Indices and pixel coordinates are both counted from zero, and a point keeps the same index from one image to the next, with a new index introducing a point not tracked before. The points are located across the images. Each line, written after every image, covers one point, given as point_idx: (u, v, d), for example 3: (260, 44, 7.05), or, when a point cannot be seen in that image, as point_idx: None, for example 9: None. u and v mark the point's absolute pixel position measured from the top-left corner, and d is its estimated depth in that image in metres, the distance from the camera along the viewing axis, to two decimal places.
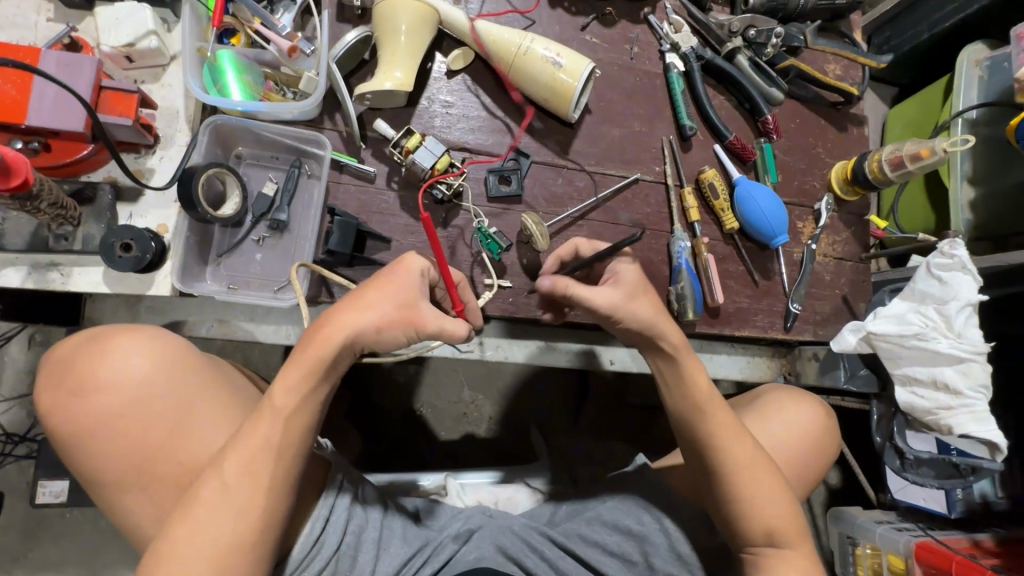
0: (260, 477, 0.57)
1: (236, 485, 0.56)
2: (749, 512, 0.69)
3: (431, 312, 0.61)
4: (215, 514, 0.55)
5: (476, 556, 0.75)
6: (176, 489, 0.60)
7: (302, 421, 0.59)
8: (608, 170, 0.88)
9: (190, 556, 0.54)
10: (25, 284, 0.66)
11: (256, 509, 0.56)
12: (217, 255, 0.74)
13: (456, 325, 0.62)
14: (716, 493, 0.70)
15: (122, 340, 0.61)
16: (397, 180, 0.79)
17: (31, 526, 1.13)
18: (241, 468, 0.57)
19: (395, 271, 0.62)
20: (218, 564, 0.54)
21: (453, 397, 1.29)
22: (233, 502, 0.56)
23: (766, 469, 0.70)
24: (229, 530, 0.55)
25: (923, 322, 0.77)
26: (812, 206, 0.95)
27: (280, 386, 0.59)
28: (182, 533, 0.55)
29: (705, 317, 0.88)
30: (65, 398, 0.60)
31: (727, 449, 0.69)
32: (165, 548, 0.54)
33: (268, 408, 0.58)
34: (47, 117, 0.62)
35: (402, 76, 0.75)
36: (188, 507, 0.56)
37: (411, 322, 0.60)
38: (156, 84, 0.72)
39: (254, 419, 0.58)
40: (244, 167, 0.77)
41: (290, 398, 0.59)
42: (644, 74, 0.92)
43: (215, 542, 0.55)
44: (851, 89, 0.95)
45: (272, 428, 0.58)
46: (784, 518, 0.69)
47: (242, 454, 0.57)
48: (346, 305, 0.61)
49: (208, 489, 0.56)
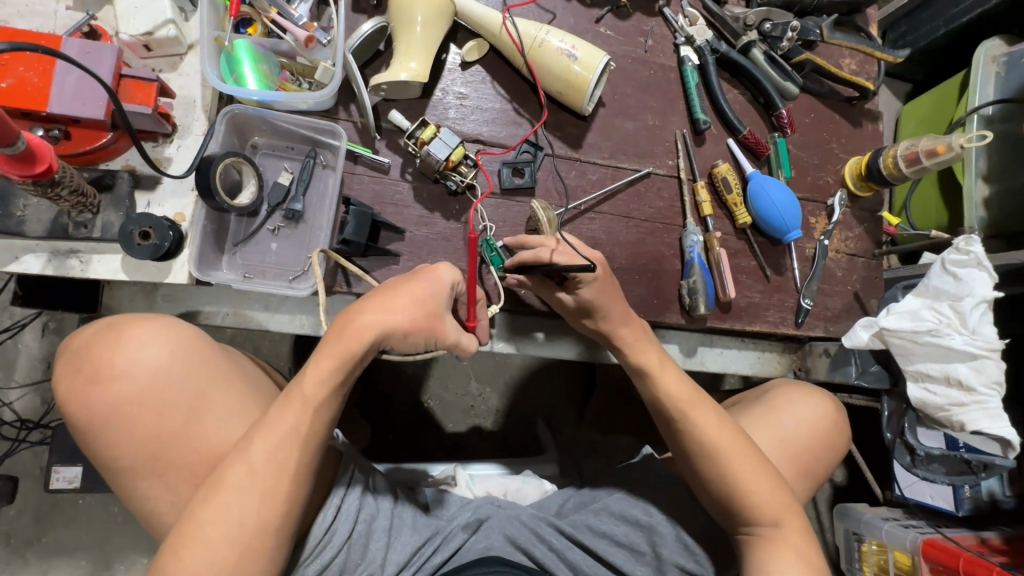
0: (284, 464, 0.58)
1: (260, 472, 0.57)
2: (740, 487, 0.69)
3: (451, 323, 0.63)
4: (240, 501, 0.56)
5: (484, 546, 0.77)
6: (194, 478, 0.60)
7: (328, 411, 0.60)
8: (621, 163, 0.88)
9: (213, 542, 0.55)
10: (44, 271, 0.66)
11: (279, 496, 0.57)
12: (232, 245, 0.75)
13: (466, 342, 0.66)
14: (712, 475, 0.71)
15: (138, 329, 0.61)
16: (411, 172, 0.79)
17: (44, 511, 1.15)
18: (266, 456, 0.57)
19: (424, 276, 0.63)
20: (242, 549, 0.55)
21: (461, 389, 1.30)
22: (257, 488, 0.56)
23: (752, 451, 0.71)
24: (253, 518, 0.56)
25: (937, 319, 0.76)
26: (824, 202, 0.95)
27: (310, 376, 0.60)
28: (209, 519, 0.55)
29: (716, 312, 0.88)
30: (80, 386, 0.59)
31: (720, 438, 0.71)
32: (190, 535, 0.55)
33: (297, 397, 0.59)
34: (68, 104, 0.62)
35: (418, 66, 0.75)
36: (212, 493, 0.56)
37: (437, 323, 0.62)
38: (174, 73, 0.73)
39: (281, 408, 0.59)
40: (260, 157, 0.77)
41: (319, 389, 0.59)
42: (659, 68, 0.92)
43: (238, 529, 0.55)
44: (866, 84, 0.94)
45: (299, 417, 0.59)
46: (775, 499, 0.69)
47: (268, 443, 0.58)
48: (378, 303, 0.61)
49: (232, 476, 0.56)
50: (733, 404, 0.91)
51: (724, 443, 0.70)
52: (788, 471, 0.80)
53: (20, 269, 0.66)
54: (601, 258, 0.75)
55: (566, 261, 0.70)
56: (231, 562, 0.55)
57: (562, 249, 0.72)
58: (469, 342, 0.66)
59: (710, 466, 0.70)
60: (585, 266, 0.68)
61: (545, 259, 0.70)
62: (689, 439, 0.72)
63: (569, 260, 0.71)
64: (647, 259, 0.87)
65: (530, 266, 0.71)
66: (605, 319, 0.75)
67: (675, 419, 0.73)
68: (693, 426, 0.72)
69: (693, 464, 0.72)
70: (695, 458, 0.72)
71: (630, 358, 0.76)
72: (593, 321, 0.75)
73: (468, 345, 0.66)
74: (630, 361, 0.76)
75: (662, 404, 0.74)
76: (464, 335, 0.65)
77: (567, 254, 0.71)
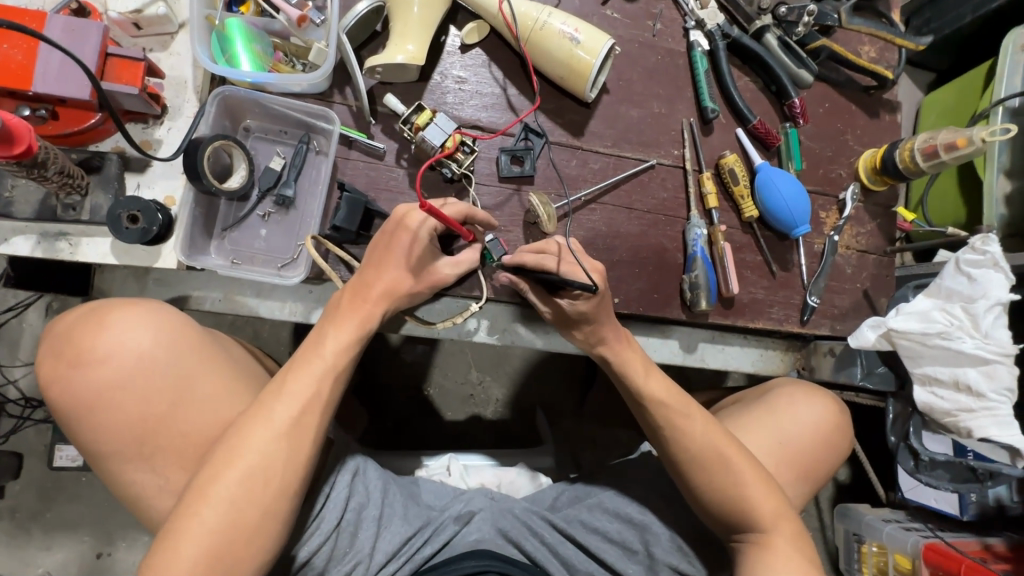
0: (306, 428, 0.59)
1: (283, 433, 0.58)
2: (740, 490, 0.68)
3: (446, 266, 0.72)
4: (262, 463, 0.57)
5: (476, 538, 0.77)
6: (190, 456, 0.59)
7: (345, 375, 0.64)
8: (624, 153, 0.85)
9: (235, 502, 0.55)
10: (34, 253, 0.66)
11: (302, 459, 0.58)
12: (221, 229, 0.73)
13: (467, 264, 0.74)
14: (704, 480, 0.69)
15: (124, 312, 0.59)
16: (407, 158, 0.77)
17: (47, 487, 1.17)
18: (284, 417, 0.59)
19: (408, 236, 0.67)
20: (265, 506, 0.56)
21: (460, 378, 1.29)
22: (280, 451, 0.58)
23: (746, 455, 0.69)
24: (276, 478, 0.57)
25: (949, 321, 0.73)
26: (835, 196, 0.92)
27: (331, 341, 0.64)
28: (223, 483, 0.55)
29: (718, 308, 0.85)
30: (63, 369, 0.57)
31: (713, 443, 0.69)
32: (208, 496, 0.55)
33: (315, 356, 0.63)
34: (54, 83, 0.61)
35: (415, 48, 0.73)
36: (226, 462, 0.56)
37: (437, 278, 0.72)
38: (164, 52, 0.71)
39: (298, 371, 0.61)
40: (251, 141, 0.76)
41: (338, 347, 0.64)
42: (667, 53, 0.88)
43: (260, 490, 0.56)
44: (884, 72, 0.90)
45: (321, 380, 0.62)
46: (769, 501, 0.68)
47: (291, 404, 0.59)
48: (385, 275, 0.67)
49: (252, 437, 0.57)
50: (732, 403, 0.88)
51: (717, 439, 0.69)
52: (786, 475, 0.78)
53: (10, 251, 0.66)
54: (602, 270, 0.74)
55: (570, 275, 0.71)
56: (254, 521, 0.56)
57: (566, 262, 0.73)
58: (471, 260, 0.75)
59: (701, 472, 0.69)
60: (585, 287, 0.68)
61: (548, 268, 0.71)
62: (675, 445, 0.70)
63: (573, 273, 0.71)
64: (649, 251, 0.85)
65: (529, 270, 0.72)
66: (594, 333, 0.74)
67: (659, 425, 0.71)
68: (681, 432, 0.70)
69: (689, 466, 0.70)
70: (692, 458, 0.69)
71: (615, 364, 0.74)
72: (581, 318, 0.73)
73: (470, 263, 0.75)
74: (614, 367, 0.75)
75: (650, 409, 0.72)
76: (462, 264, 0.74)
77: (571, 267, 0.72)
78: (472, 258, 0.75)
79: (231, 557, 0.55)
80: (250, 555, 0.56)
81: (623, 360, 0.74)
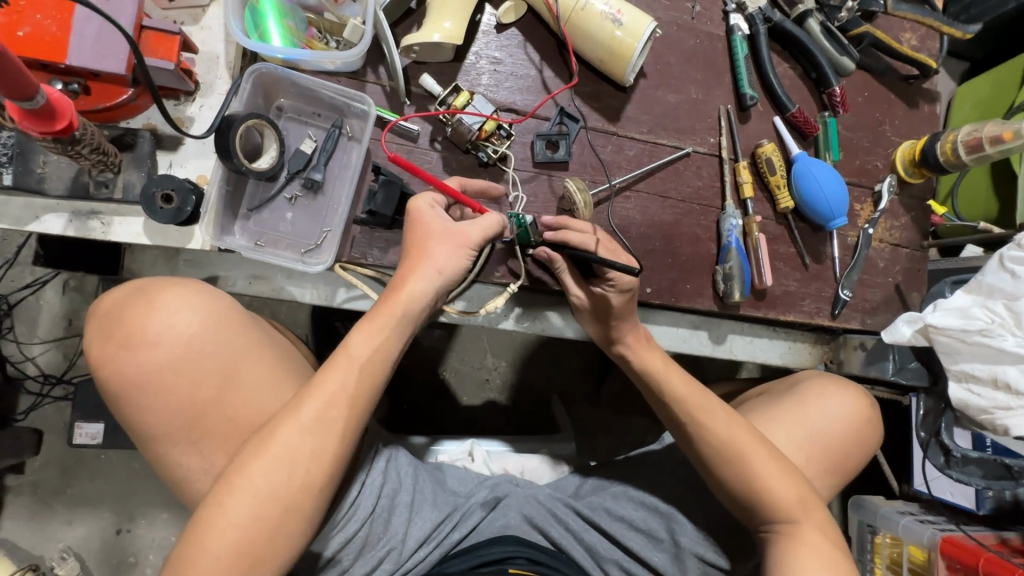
0: (334, 425, 0.56)
1: (311, 430, 0.55)
2: (758, 480, 0.67)
3: (466, 225, 0.64)
4: (289, 458, 0.54)
5: (502, 523, 0.77)
6: (234, 442, 0.58)
7: (377, 373, 0.59)
8: (659, 139, 0.83)
9: (259, 498, 0.53)
10: (66, 232, 0.65)
11: (328, 456, 0.55)
12: (247, 209, 0.71)
13: (490, 222, 0.66)
14: (734, 473, 0.68)
15: (169, 296, 0.58)
16: (441, 140, 0.75)
17: (68, 464, 1.18)
18: (313, 414, 0.55)
19: (423, 219, 0.64)
20: (287, 504, 0.54)
21: (477, 363, 1.29)
22: (309, 446, 0.55)
23: (767, 447, 0.69)
24: (301, 473, 0.54)
25: (990, 319, 0.73)
26: (871, 188, 0.90)
27: (360, 337, 0.58)
28: (249, 477, 0.53)
29: (750, 300, 0.84)
30: (112, 350, 0.56)
31: (739, 439, 0.69)
32: (236, 487, 0.53)
33: (342, 353, 0.58)
34: (88, 57, 0.59)
35: (452, 26, 0.70)
36: (254, 454, 0.54)
37: (463, 241, 0.63)
38: (196, 26, 0.69)
39: (327, 367, 0.57)
40: (283, 121, 0.73)
41: (365, 344, 0.58)
42: (706, 37, 0.86)
43: (286, 484, 0.54)
44: (928, 62, 0.87)
45: (349, 377, 0.57)
46: (793, 492, 0.68)
47: (319, 401, 0.56)
48: (410, 263, 0.62)
49: (279, 433, 0.54)
50: (758, 395, 0.88)
51: (736, 436, 0.69)
52: (814, 469, 0.78)
53: (42, 229, 0.64)
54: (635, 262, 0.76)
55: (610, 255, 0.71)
56: (278, 518, 0.53)
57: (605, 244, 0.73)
58: (494, 217, 0.67)
59: (726, 465, 0.69)
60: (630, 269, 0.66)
61: (591, 246, 0.70)
62: (700, 440, 0.70)
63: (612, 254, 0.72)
64: (682, 241, 0.83)
65: (572, 247, 0.70)
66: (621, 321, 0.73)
67: (687, 421, 0.71)
68: (703, 429, 0.70)
69: (718, 462, 0.69)
70: (724, 456, 0.69)
71: (635, 363, 0.75)
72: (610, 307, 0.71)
73: (495, 224, 0.66)
74: (634, 366, 0.76)
75: (670, 403, 0.72)
76: (483, 221, 0.66)
77: (609, 248, 0.72)
78: (495, 217, 0.67)
79: (256, 553, 0.52)
80: (275, 550, 0.54)
81: (644, 360, 0.75)
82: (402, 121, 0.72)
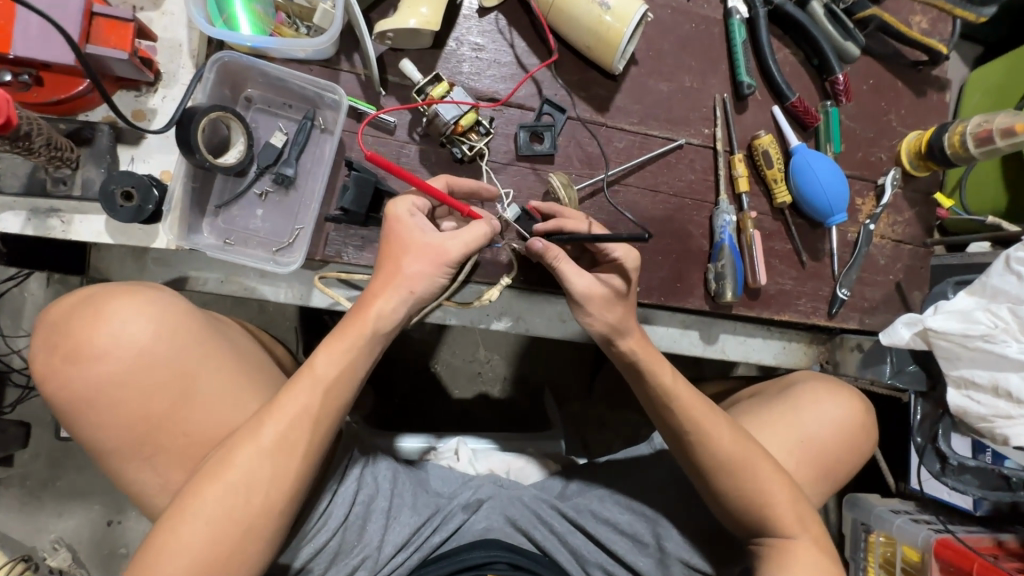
0: (295, 447, 0.54)
1: (270, 452, 0.53)
2: (763, 497, 0.66)
3: (446, 238, 0.60)
4: (246, 482, 0.52)
5: (484, 526, 0.75)
6: (192, 457, 0.56)
7: (344, 393, 0.57)
8: (650, 131, 0.80)
9: (212, 525, 0.51)
10: (25, 231, 0.62)
11: (289, 479, 0.54)
12: (215, 206, 0.68)
13: (476, 233, 0.61)
14: (735, 485, 0.66)
15: (120, 307, 0.55)
16: (420, 132, 0.72)
17: (57, 456, 1.18)
18: (272, 436, 0.53)
19: (399, 229, 0.60)
20: (242, 529, 0.52)
21: (468, 356, 1.27)
22: (268, 469, 0.53)
23: (768, 459, 0.68)
24: (258, 497, 0.52)
25: (992, 322, 0.69)
26: (874, 181, 0.86)
27: (326, 356, 0.56)
28: (203, 501, 0.51)
29: (743, 299, 0.81)
30: (60, 363, 0.54)
31: (744, 449, 0.67)
32: (189, 512, 0.51)
33: (305, 373, 0.56)
34: (34, 47, 0.56)
35: (429, 12, 0.66)
36: (210, 477, 0.52)
37: (440, 255, 0.59)
38: (156, 12, 0.66)
39: (289, 386, 0.55)
40: (252, 113, 0.70)
41: (331, 365, 0.56)
42: (702, 21, 0.81)
43: (242, 508, 0.52)
44: (939, 46, 0.83)
45: (312, 398, 0.55)
46: (791, 505, 0.66)
47: (279, 422, 0.54)
48: (381, 279, 0.59)
49: (236, 456, 0.52)
50: (749, 397, 0.85)
51: (727, 446, 0.66)
52: (805, 473, 0.75)
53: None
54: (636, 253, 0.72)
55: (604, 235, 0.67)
56: (233, 543, 0.52)
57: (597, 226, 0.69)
58: (479, 228, 0.61)
59: (730, 479, 0.66)
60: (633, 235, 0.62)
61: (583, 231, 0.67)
62: (696, 451, 0.67)
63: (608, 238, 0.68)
64: (673, 237, 0.80)
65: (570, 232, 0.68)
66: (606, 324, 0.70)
67: (687, 430, 0.67)
68: (706, 436, 0.66)
69: (714, 474, 0.67)
70: (725, 467, 0.66)
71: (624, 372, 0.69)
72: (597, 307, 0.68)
73: (482, 234, 0.61)
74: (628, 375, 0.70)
75: (662, 409, 0.68)
76: (466, 233, 0.60)
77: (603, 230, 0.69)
78: (483, 227, 0.62)
79: None
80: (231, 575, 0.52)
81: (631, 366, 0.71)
82: (381, 113, 0.68)
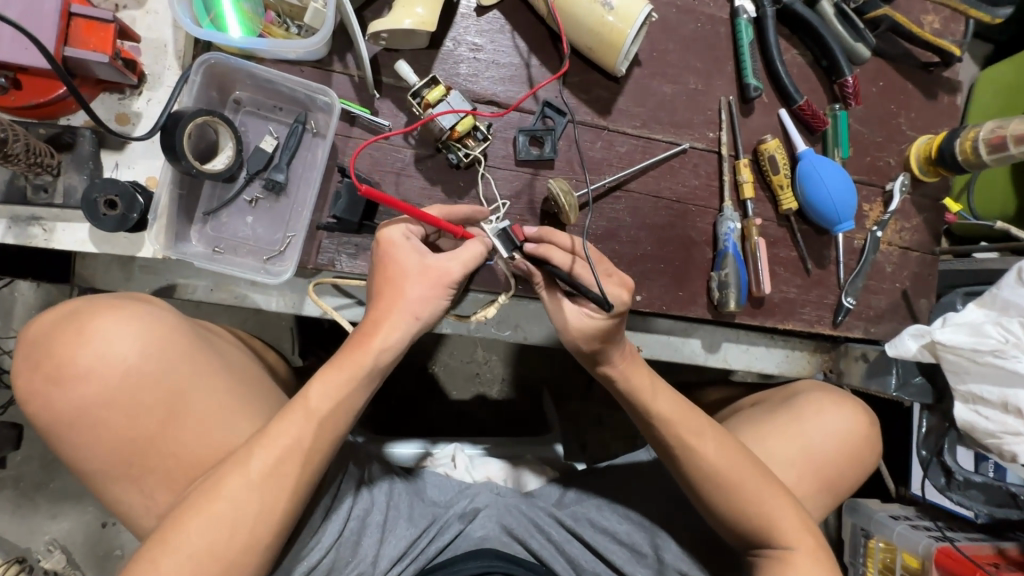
0: (284, 479, 0.52)
1: (259, 484, 0.52)
2: (769, 516, 0.64)
3: (445, 259, 0.58)
4: (233, 515, 0.51)
5: (481, 535, 0.74)
6: (179, 479, 0.55)
7: (339, 424, 0.55)
8: (653, 134, 0.77)
9: (195, 558, 0.49)
10: (5, 239, 0.60)
11: (277, 513, 0.52)
12: (203, 213, 0.66)
13: (471, 254, 0.59)
14: (722, 496, 0.65)
15: (105, 325, 0.54)
16: (415, 136, 0.70)
17: (51, 457, 1.16)
18: (261, 468, 0.52)
19: (399, 253, 0.57)
20: (227, 563, 0.50)
21: (466, 358, 1.26)
22: (255, 502, 0.51)
23: (768, 476, 0.66)
24: (244, 532, 0.51)
25: (1003, 337, 0.68)
26: (882, 187, 0.84)
27: (320, 386, 0.54)
28: (187, 532, 0.50)
29: (747, 308, 0.79)
30: (41, 383, 0.52)
31: (736, 463, 0.65)
32: (172, 544, 0.50)
33: (298, 405, 0.54)
34: (8, 49, 0.54)
35: (425, 12, 0.64)
36: (195, 508, 0.51)
37: (440, 277, 0.57)
38: (140, 10, 0.63)
39: (282, 417, 0.53)
40: (241, 116, 0.67)
41: (326, 398, 0.54)
42: (708, 20, 0.79)
43: (227, 542, 0.50)
44: (953, 48, 0.81)
45: (303, 430, 0.53)
46: (794, 521, 0.65)
47: (269, 454, 0.52)
48: (383, 305, 0.57)
49: (223, 486, 0.51)
50: (752, 406, 0.84)
51: (723, 460, 0.65)
52: (806, 487, 0.74)
53: None
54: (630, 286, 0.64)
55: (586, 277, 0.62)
56: None
57: (583, 260, 0.63)
58: (475, 248, 0.60)
59: (722, 493, 0.65)
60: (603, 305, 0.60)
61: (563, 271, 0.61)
62: (692, 467, 0.65)
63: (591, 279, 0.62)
64: (676, 244, 0.78)
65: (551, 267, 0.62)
66: None
67: (674, 445, 0.66)
68: (694, 455, 0.65)
69: (710, 488, 0.65)
70: (719, 482, 0.65)
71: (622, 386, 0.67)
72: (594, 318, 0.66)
73: (475, 255, 0.60)
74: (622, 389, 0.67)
75: (657, 424, 0.66)
76: (461, 253, 0.59)
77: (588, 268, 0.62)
78: (476, 246, 0.60)
79: None
80: None
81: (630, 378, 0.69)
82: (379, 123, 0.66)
